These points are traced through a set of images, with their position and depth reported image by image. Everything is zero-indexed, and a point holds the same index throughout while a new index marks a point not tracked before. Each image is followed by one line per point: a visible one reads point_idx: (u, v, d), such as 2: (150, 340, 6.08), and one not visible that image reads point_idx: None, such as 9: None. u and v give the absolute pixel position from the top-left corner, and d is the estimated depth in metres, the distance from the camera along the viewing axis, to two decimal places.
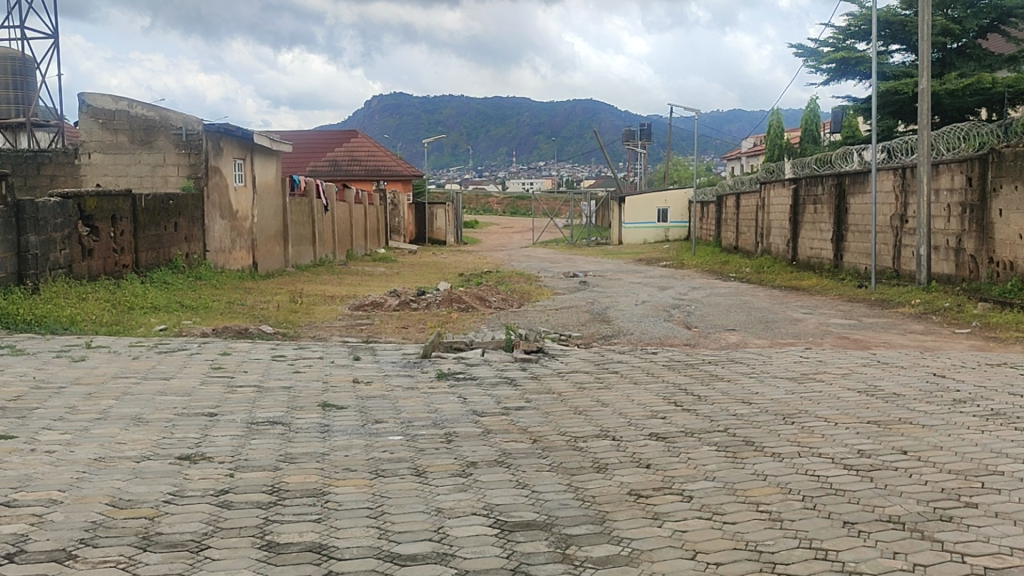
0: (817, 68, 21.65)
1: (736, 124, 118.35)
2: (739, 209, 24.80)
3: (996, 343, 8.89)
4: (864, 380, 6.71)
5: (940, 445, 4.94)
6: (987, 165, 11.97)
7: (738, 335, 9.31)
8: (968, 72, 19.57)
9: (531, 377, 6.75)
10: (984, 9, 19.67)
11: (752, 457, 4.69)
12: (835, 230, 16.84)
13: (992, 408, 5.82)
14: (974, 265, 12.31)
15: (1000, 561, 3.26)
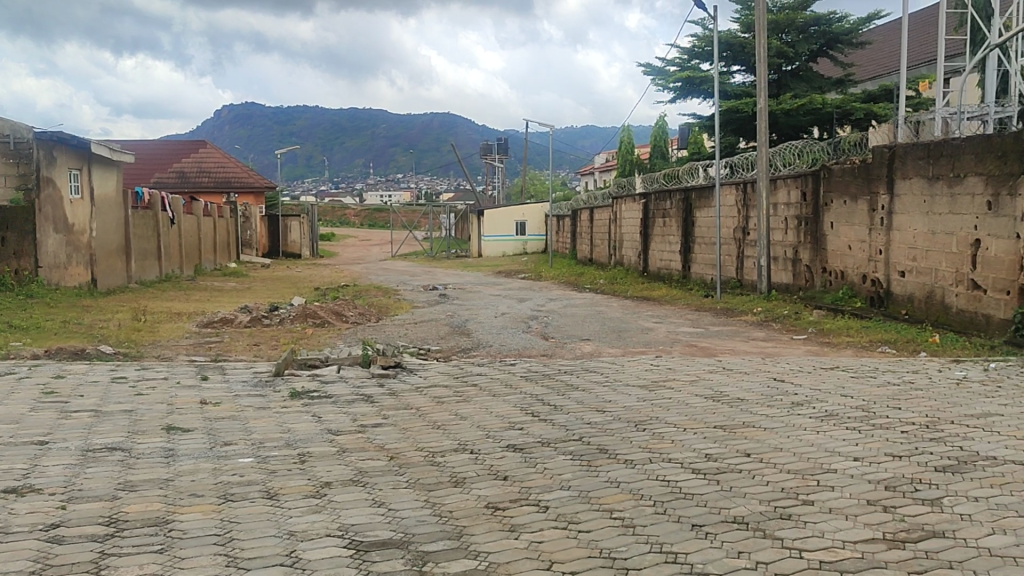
0: (664, 86, 22.51)
1: (590, 140, 121.90)
2: (592, 222, 25.50)
3: (830, 347, 9.48)
4: (711, 386, 6.99)
5: (781, 446, 5.22)
6: (818, 180, 12.78)
7: (594, 345, 9.53)
8: (802, 92, 20.83)
9: (388, 393, 6.65)
10: (814, 34, 20.96)
11: (606, 464, 4.79)
12: (683, 242, 17.56)
13: (826, 409, 6.20)
14: (809, 275, 13.13)
15: (833, 554, 3.55)
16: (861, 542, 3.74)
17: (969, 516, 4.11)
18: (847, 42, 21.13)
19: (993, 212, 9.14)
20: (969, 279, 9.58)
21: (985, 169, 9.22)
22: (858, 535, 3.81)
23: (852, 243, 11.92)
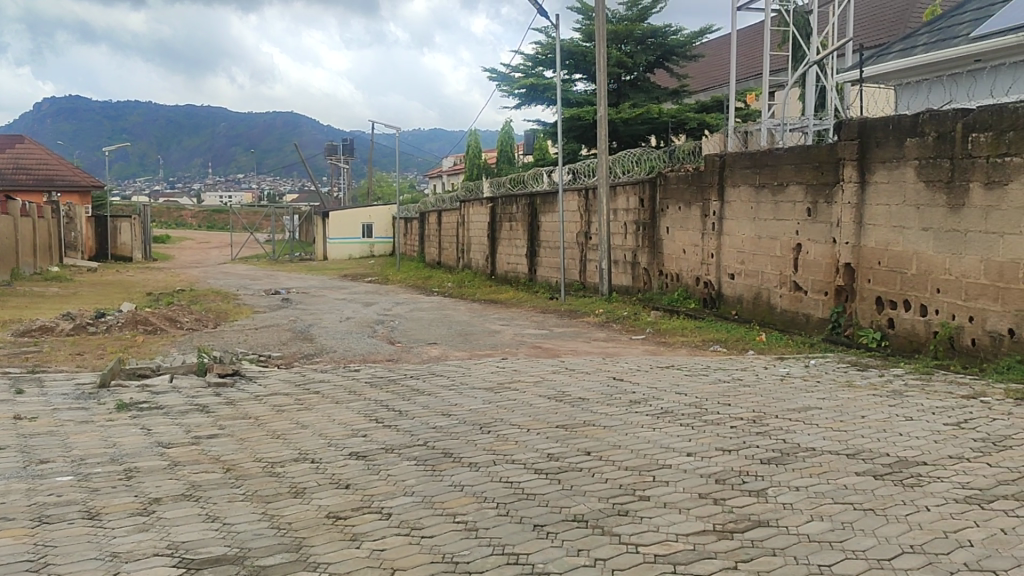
0: (508, 92, 22.81)
1: (439, 142, 122.04)
2: (440, 226, 25.51)
3: (666, 347, 9.88)
4: (554, 387, 7.13)
5: (620, 443, 5.38)
6: (655, 187, 13.29)
7: (440, 348, 9.53)
8: (640, 101, 21.63)
9: (225, 403, 6.40)
10: (651, 46, 21.83)
11: (449, 468, 4.79)
12: (529, 246, 17.85)
13: (662, 407, 6.45)
14: (647, 277, 13.64)
15: (667, 548, 3.69)
16: (692, 534, 3.91)
17: (791, 505, 4.38)
18: (682, 54, 22.19)
19: (812, 219, 9.79)
20: (791, 282, 10.21)
21: (804, 178, 9.86)
22: (690, 528, 3.98)
23: (686, 247, 12.47)
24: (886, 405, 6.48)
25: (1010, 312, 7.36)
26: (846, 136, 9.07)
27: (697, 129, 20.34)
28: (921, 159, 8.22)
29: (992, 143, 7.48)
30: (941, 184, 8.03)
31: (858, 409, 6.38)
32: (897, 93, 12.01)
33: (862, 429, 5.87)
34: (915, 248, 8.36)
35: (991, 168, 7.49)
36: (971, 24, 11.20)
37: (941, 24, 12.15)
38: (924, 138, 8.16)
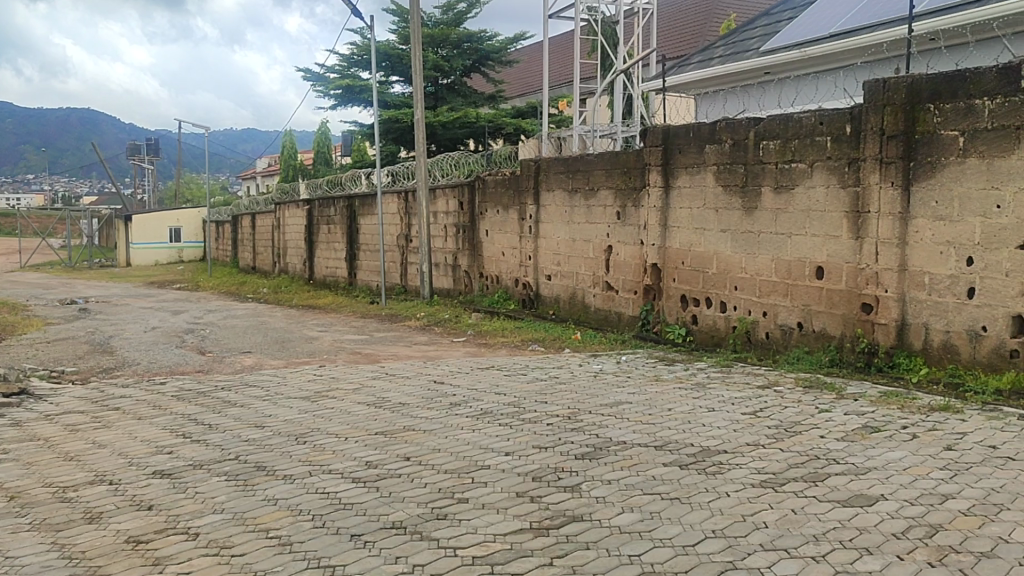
0: (324, 93, 22.36)
1: (254, 142, 118.02)
2: (254, 230, 24.63)
3: (486, 348, 9.99)
4: (374, 393, 7.03)
5: (439, 447, 5.38)
6: (473, 190, 13.41)
7: (254, 358, 9.18)
8: (458, 105, 21.78)
9: (10, 425, 5.86)
10: (467, 51, 22.05)
11: (263, 482, 4.61)
12: (348, 250, 17.56)
13: (482, 408, 6.51)
14: (467, 280, 13.76)
15: (485, 548, 3.72)
16: (510, 533, 3.95)
17: (604, 498, 4.52)
18: (497, 60, 22.57)
19: (622, 222, 10.20)
20: (604, 282, 10.59)
21: (614, 183, 10.26)
22: (508, 527, 4.02)
23: (505, 249, 12.67)
24: (691, 397, 6.83)
25: (798, 307, 8.00)
26: (652, 142, 9.51)
27: (514, 134, 20.76)
28: (719, 165, 8.76)
29: (780, 150, 8.08)
30: (736, 188, 8.59)
31: (665, 402, 6.69)
32: (696, 102, 12.72)
33: (669, 421, 6.16)
34: (715, 248, 8.91)
35: (779, 174, 8.10)
36: (760, 39, 12.08)
37: (736, 37, 13.05)
38: (721, 145, 8.70)
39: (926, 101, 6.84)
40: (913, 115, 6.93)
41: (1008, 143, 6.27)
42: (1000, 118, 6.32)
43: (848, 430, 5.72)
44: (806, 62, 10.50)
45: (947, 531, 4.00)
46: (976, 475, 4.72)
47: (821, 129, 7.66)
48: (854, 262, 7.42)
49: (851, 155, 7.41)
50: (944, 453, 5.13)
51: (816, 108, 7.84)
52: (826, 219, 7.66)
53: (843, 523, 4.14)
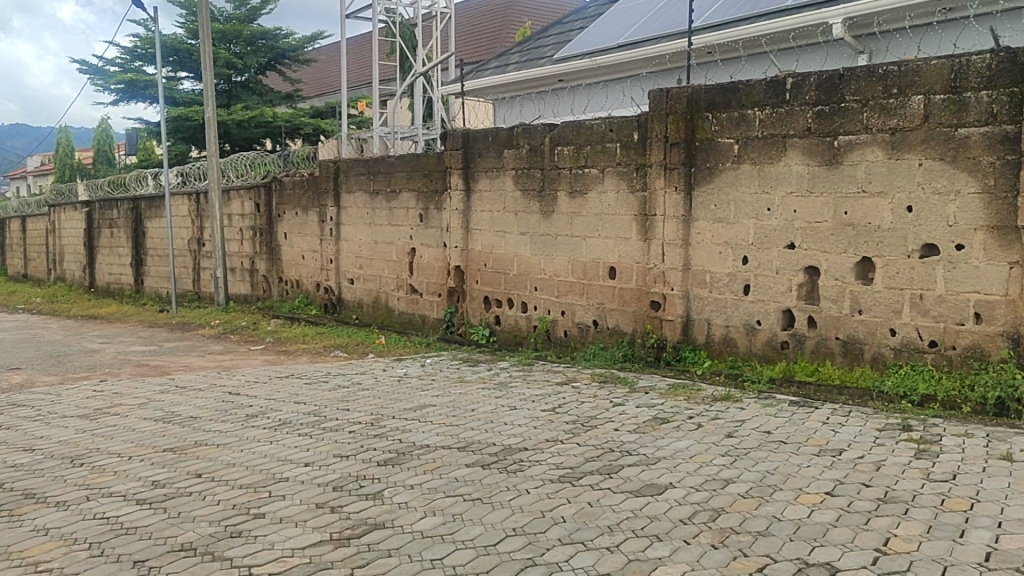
0: (103, 87, 20.88)
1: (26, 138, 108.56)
2: (25, 234, 22.60)
3: (286, 356, 9.67)
4: (162, 408, 6.62)
5: (233, 461, 5.14)
6: (270, 192, 12.95)
7: (24, 374, 8.39)
8: (253, 104, 21.01)
9: None
10: (261, 48, 21.32)
11: (31, 511, 4.21)
12: (134, 255, 16.49)
13: (280, 418, 6.28)
14: (266, 284, 13.30)
15: (281, 565, 3.58)
16: (308, 546, 3.82)
17: (406, 504, 4.48)
18: (293, 58, 22.05)
19: (424, 224, 10.20)
20: (407, 284, 10.54)
21: (415, 185, 10.23)
22: (307, 540, 3.89)
23: (305, 253, 12.35)
24: (492, 397, 6.92)
25: (593, 305, 8.31)
26: (451, 145, 9.55)
27: (312, 134, 20.32)
28: (517, 168, 8.96)
29: (573, 155, 8.36)
30: (534, 192, 8.82)
31: (468, 403, 6.73)
32: (494, 106, 12.95)
33: (471, 421, 6.21)
34: (515, 251, 9.11)
35: (573, 178, 8.39)
36: (554, 48, 12.47)
37: (531, 44, 13.41)
38: (519, 149, 8.90)
39: (703, 111, 7.32)
40: (693, 124, 7.39)
41: (775, 151, 6.81)
42: (767, 128, 6.86)
43: (640, 422, 5.99)
44: (597, 71, 10.95)
45: (728, 513, 4.27)
46: (752, 459, 5.08)
47: (611, 136, 7.99)
48: (644, 262, 7.81)
49: (638, 161, 7.79)
50: (725, 440, 5.49)
51: (606, 115, 8.17)
52: (617, 221, 8.01)
53: (635, 513, 4.32)
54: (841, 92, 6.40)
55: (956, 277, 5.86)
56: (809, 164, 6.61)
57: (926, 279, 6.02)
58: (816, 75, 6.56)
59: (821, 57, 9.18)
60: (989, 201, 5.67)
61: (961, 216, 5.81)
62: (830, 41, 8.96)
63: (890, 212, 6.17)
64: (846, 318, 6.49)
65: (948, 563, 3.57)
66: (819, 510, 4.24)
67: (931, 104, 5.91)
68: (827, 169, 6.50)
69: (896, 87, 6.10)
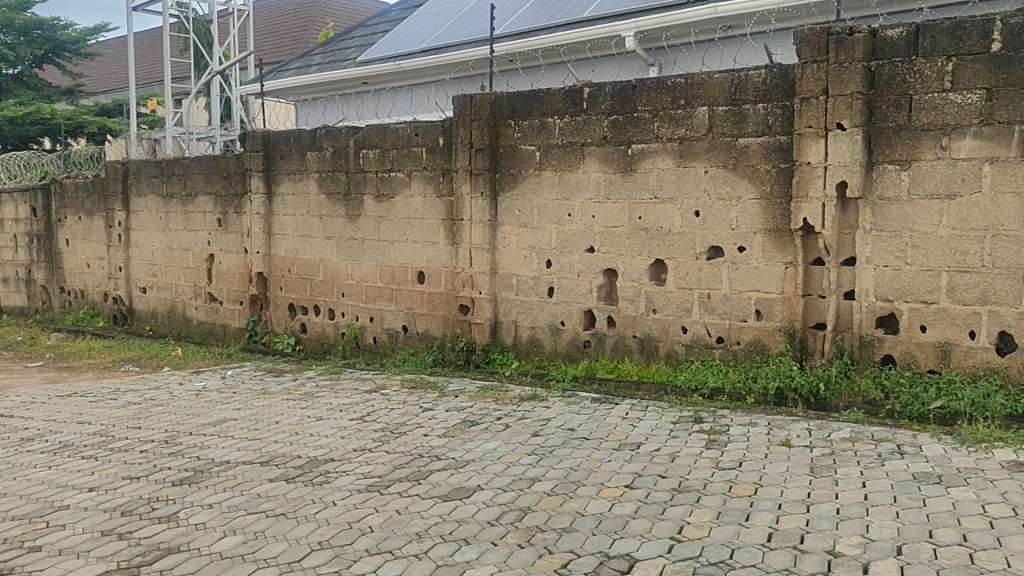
0: None
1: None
2: None
3: (69, 372, 8.95)
4: None
5: (5, 492, 4.70)
6: (49, 195, 11.96)
7: None
8: (28, 99, 19.35)
9: None
10: (37, 40, 19.70)
11: None
12: None
13: (61, 441, 5.80)
14: (46, 295, 12.28)
15: None
16: None
17: (203, 524, 4.25)
18: (74, 52, 20.62)
19: (223, 229, 9.75)
20: (205, 292, 10.04)
21: (213, 189, 9.77)
22: None
23: (91, 260, 11.50)
24: (298, 408, 6.71)
25: (402, 311, 8.25)
26: (251, 147, 9.17)
27: (98, 134, 19.02)
28: (321, 172, 8.75)
29: (379, 159, 8.27)
30: (339, 196, 8.65)
31: (271, 416, 6.48)
32: (297, 108, 12.62)
33: (274, 434, 5.99)
34: (321, 256, 8.89)
35: (380, 182, 8.30)
36: (358, 50, 12.31)
37: (334, 46, 13.18)
38: (322, 152, 8.70)
39: (505, 118, 7.44)
40: (496, 130, 7.49)
41: (574, 158, 7.04)
42: (567, 135, 7.07)
43: (448, 426, 6.00)
44: (402, 75, 10.90)
45: (534, 512, 4.34)
46: (557, 457, 5.20)
47: (416, 140, 7.97)
48: (452, 266, 7.85)
49: (443, 166, 7.81)
50: (531, 439, 5.59)
51: (411, 120, 8.14)
52: (424, 226, 8.00)
53: (443, 518, 4.31)
54: (633, 102, 6.69)
55: (739, 277, 6.28)
56: (606, 170, 6.87)
57: (713, 279, 6.41)
58: (610, 86, 6.83)
59: (615, 68, 9.60)
60: (765, 206, 6.11)
61: (742, 220, 6.23)
62: (623, 53, 9.38)
63: (680, 217, 6.53)
64: (642, 317, 6.80)
65: (736, 546, 3.80)
66: (620, 504, 4.39)
67: (714, 116, 6.29)
68: (623, 176, 6.79)
69: (683, 98, 6.45)
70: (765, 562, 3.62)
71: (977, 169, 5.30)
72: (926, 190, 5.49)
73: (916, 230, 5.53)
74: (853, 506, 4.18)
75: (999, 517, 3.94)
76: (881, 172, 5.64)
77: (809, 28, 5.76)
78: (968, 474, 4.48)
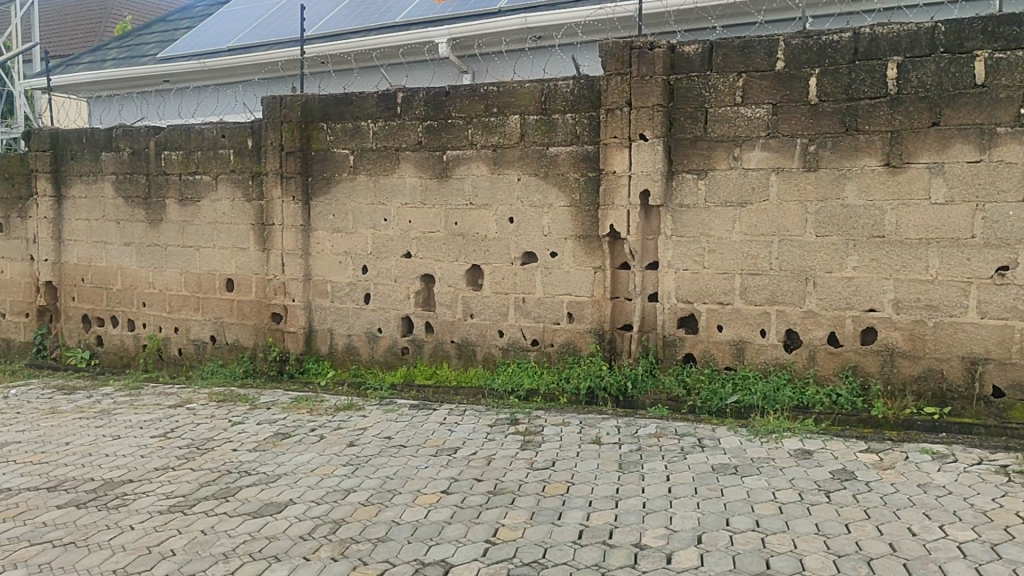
0: None
1: None
2: None
3: None
4: None
5: None
6: None
7: None
8: None
9: None
10: None
11: None
12: None
13: None
14: None
15: None
16: None
17: None
18: None
19: (5, 235, 8.94)
20: None
21: None
22: None
23: None
24: (92, 427, 6.24)
25: (210, 320, 7.87)
26: (37, 146, 8.47)
27: None
28: (118, 174, 8.21)
29: (182, 161, 7.86)
30: (138, 200, 8.14)
31: (60, 437, 5.98)
32: (90, 105, 11.80)
33: (65, 456, 5.54)
34: (118, 263, 8.33)
35: (183, 185, 7.88)
36: (159, 46, 11.67)
37: (132, 40, 12.44)
38: (119, 153, 8.17)
39: (317, 121, 7.26)
40: (308, 133, 7.30)
41: (389, 163, 6.97)
42: (381, 140, 6.99)
43: (259, 440, 5.76)
44: (208, 75, 10.45)
45: (348, 524, 4.24)
46: (373, 466, 5.12)
47: (223, 142, 7.63)
48: (262, 273, 7.56)
49: (253, 169, 7.52)
50: (346, 450, 5.47)
51: (216, 121, 7.79)
52: (232, 231, 7.67)
53: (252, 536, 4.13)
54: (447, 108, 6.71)
55: (551, 282, 6.43)
56: (421, 176, 6.86)
57: (527, 284, 6.53)
58: (424, 92, 6.82)
59: (428, 74, 9.60)
60: (575, 213, 6.29)
61: (553, 226, 6.39)
62: (436, 59, 9.42)
63: (494, 222, 6.61)
64: (460, 323, 6.82)
65: (548, 545, 3.87)
66: (436, 510, 4.37)
67: (525, 124, 6.42)
68: (438, 182, 6.79)
69: (495, 106, 6.54)
70: (576, 559, 3.71)
71: (765, 179, 5.68)
72: (721, 198, 5.83)
73: (712, 236, 5.87)
74: (657, 499, 4.37)
75: (788, 502, 4.23)
76: (680, 181, 5.94)
77: (613, 41, 5.98)
78: (760, 464, 4.79)
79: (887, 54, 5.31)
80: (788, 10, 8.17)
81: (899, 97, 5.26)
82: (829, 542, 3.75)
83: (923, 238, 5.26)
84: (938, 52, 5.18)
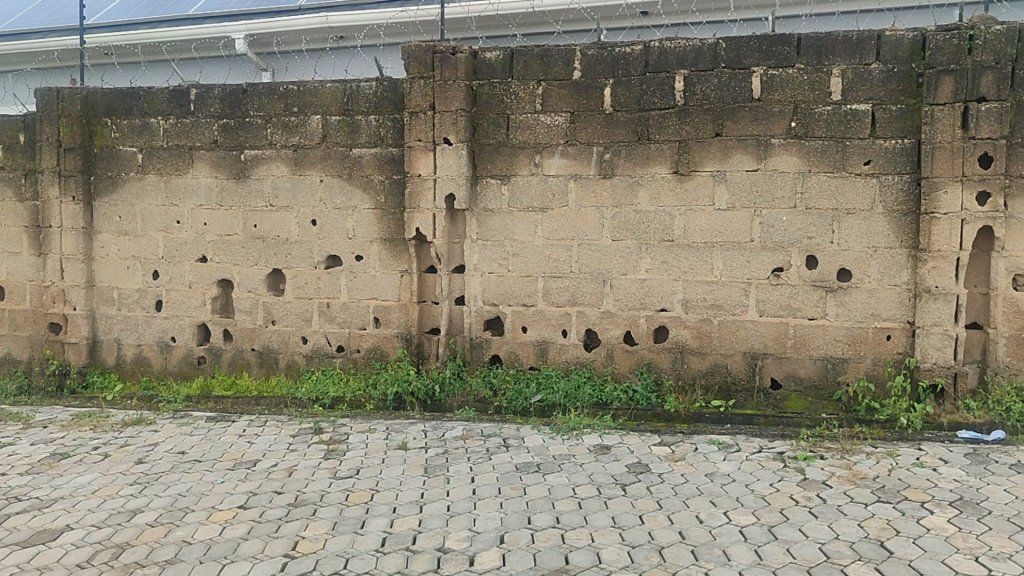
0: None
1: None
2: None
3: None
4: None
5: None
6: None
7: None
8: None
9: None
10: None
11: None
12: None
13: None
14: None
15: None
16: None
17: None
18: None
19: None
20: None
21: None
22: None
23: None
24: None
25: None
26: None
27: None
28: None
29: None
30: None
31: None
32: None
33: None
34: None
35: None
36: None
37: None
38: None
39: (101, 115, 6.76)
40: (90, 128, 6.77)
41: (182, 162, 6.60)
42: (172, 137, 6.61)
43: (33, 462, 5.27)
44: None
45: (133, 547, 3.95)
46: (163, 484, 4.80)
47: None
48: (38, 280, 6.94)
49: (26, 166, 6.89)
50: (134, 468, 5.10)
51: None
52: (2, 234, 6.99)
53: (21, 568, 3.76)
54: (244, 106, 6.44)
55: (356, 286, 6.32)
56: (217, 176, 6.53)
57: (331, 288, 6.38)
58: (219, 88, 6.50)
59: (224, 72, 9.20)
60: (380, 216, 6.21)
61: (358, 230, 6.27)
62: (233, 56, 9.03)
63: (296, 225, 6.40)
64: (260, 329, 6.56)
65: (349, 555, 3.78)
66: (231, 526, 4.16)
67: (327, 125, 6.26)
68: (235, 183, 6.50)
69: (295, 105, 6.33)
70: (378, 568, 3.63)
71: (564, 184, 5.84)
72: (523, 203, 5.94)
73: (515, 240, 5.97)
74: (462, 501, 4.37)
75: (586, 497, 4.36)
76: (484, 185, 6.00)
77: (416, 44, 5.92)
78: (561, 461, 4.91)
79: (676, 67, 5.58)
80: (584, 21, 8.55)
81: (685, 109, 5.55)
82: (623, 534, 3.89)
83: (708, 241, 5.60)
84: (719, 67, 5.50)
